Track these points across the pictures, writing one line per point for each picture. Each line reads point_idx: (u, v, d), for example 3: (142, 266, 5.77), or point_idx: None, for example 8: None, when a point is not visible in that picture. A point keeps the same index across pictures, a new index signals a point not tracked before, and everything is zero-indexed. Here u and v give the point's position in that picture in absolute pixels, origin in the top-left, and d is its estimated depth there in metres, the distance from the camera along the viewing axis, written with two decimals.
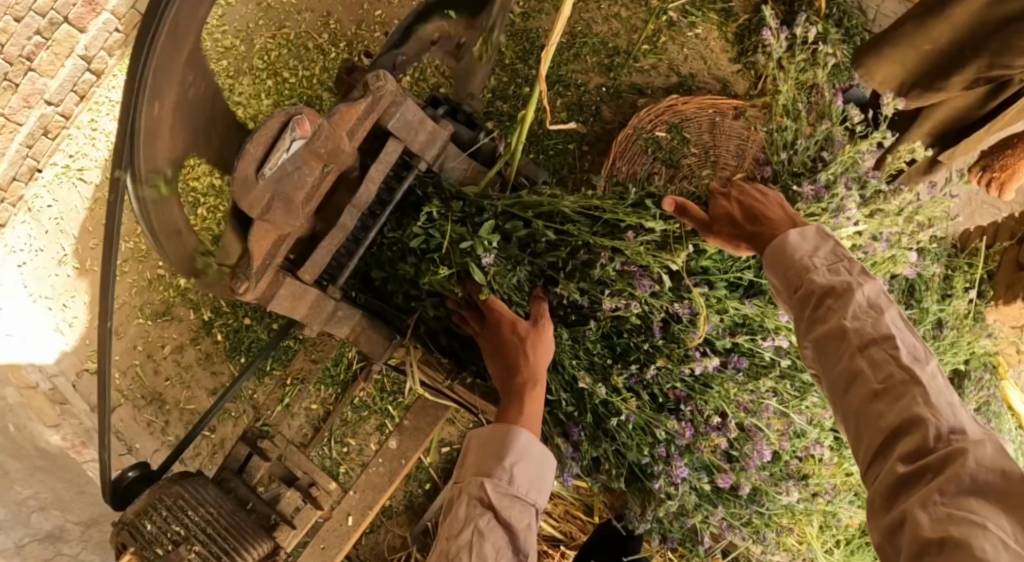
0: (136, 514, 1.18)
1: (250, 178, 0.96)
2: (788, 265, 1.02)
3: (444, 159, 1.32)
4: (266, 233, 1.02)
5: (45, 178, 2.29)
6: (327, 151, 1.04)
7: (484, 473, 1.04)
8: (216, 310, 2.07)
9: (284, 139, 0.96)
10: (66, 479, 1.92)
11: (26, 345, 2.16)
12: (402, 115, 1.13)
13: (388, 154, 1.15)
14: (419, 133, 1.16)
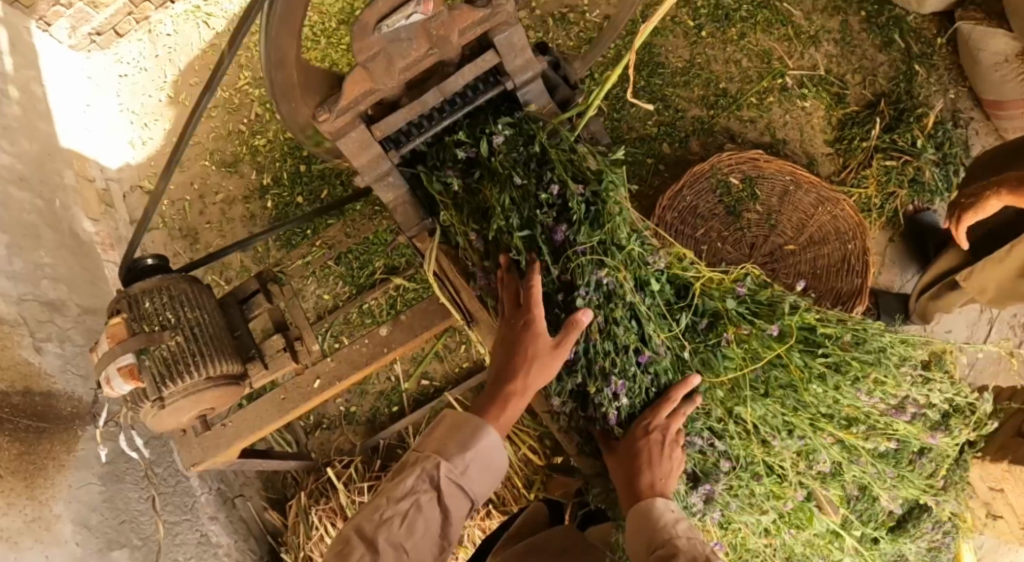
0: (142, 290, 1.32)
1: (368, 27, 1.06)
2: (646, 529, 1.07)
3: (526, 85, 1.24)
4: (358, 80, 1.11)
5: (176, 10, 2.38)
6: (438, 36, 1.11)
7: (442, 453, 1.01)
8: (274, 175, 2.15)
9: (406, 7, 1.05)
10: (84, 266, 2.04)
11: (100, 145, 2.33)
12: (511, 35, 1.17)
13: (483, 61, 1.18)
14: (517, 57, 1.19)
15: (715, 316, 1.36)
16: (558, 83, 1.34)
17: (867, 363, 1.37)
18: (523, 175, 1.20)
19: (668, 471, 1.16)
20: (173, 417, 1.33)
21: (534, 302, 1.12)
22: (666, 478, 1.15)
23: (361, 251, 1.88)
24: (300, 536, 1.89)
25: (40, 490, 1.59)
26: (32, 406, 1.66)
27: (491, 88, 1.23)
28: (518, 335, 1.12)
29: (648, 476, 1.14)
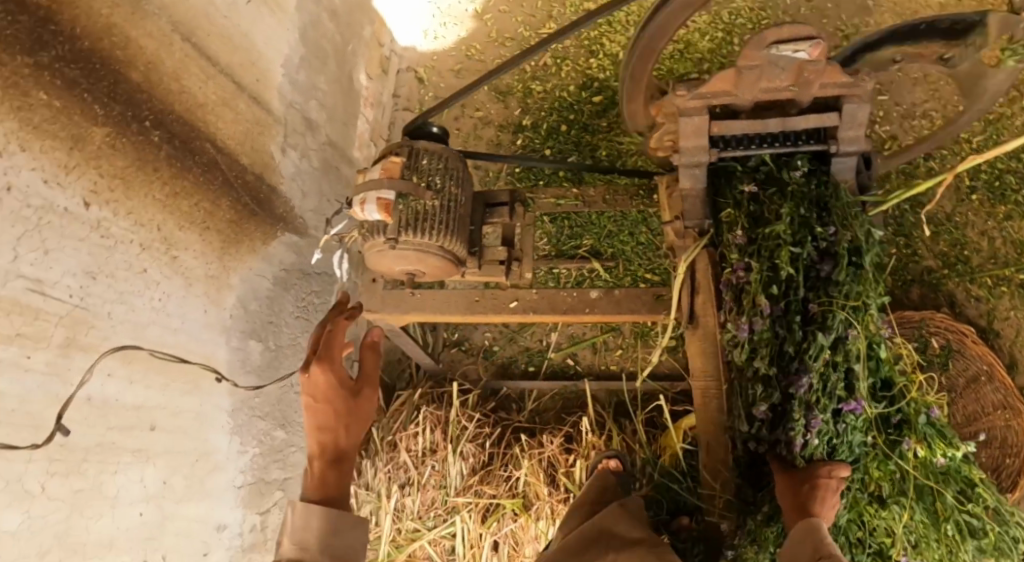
0: (424, 149, 1.46)
1: (765, 42, 1.16)
2: (808, 539, 1.07)
3: (844, 156, 1.30)
4: (722, 81, 1.22)
5: None
6: (808, 78, 1.19)
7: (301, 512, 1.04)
8: (534, 121, 2.22)
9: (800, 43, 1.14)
10: (343, 106, 2.23)
11: (400, 19, 2.49)
12: (858, 109, 1.24)
13: (824, 118, 1.26)
14: (853, 128, 1.26)
15: (905, 420, 1.36)
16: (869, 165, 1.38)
17: (1001, 543, 1.37)
18: (806, 207, 1.29)
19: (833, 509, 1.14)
20: (391, 261, 1.45)
21: (367, 381, 1.16)
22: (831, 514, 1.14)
23: (576, 223, 2.03)
24: (395, 424, 2.01)
25: (228, 259, 1.81)
26: (258, 189, 1.89)
27: (814, 144, 1.31)
28: (326, 418, 1.10)
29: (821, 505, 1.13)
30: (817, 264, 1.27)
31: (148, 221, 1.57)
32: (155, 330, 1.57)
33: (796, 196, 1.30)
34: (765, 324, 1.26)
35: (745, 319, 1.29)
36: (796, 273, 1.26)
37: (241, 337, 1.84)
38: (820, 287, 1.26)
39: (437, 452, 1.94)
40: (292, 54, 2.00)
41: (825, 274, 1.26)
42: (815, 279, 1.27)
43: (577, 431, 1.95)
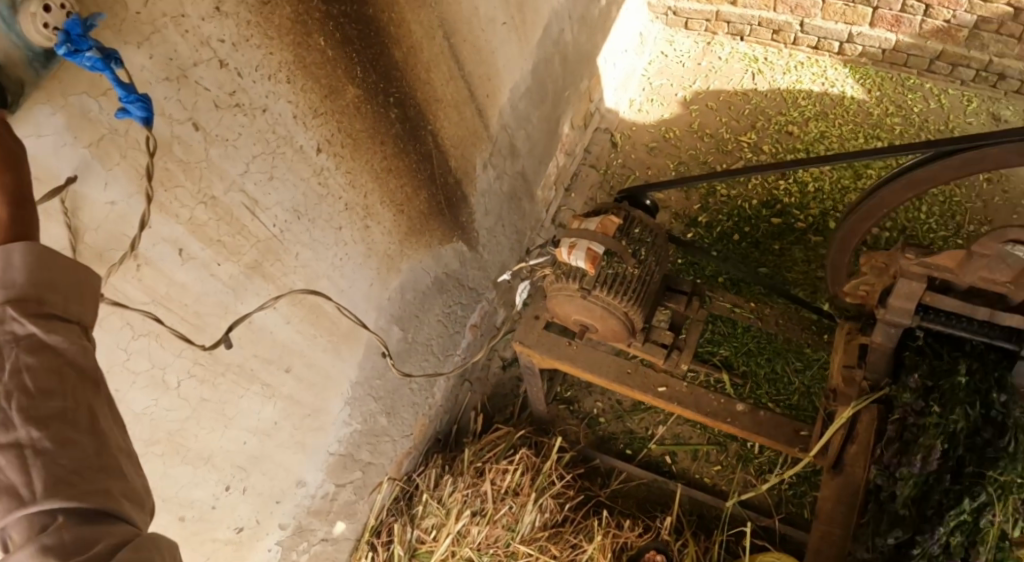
0: (638, 220, 1.53)
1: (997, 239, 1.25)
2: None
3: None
4: (952, 256, 1.30)
5: (737, 46, 2.72)
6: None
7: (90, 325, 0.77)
8: (709, 220, 2.23)
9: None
10: (541, 143, 2.34)
11: (613, 79, 2.63)
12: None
13: None
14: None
15: None
16: None
17: None
18: (994, 387, 1.29)
19: None
20: (573, 308, 1.51)
21: None
22: None
23: (717, 333, 2.04)
24: (487, 453, 2.03)
25: (408, 244, 1.93)
26: (453, 192, 2.02)
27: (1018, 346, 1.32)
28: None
29: None
30: (988, 440, 1.27)
31: (360, 186, 1.70)
32: (325, 284, 1.70)
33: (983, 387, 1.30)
34: (910, 473, 1.28)
35: (894, 454, 1.33)
36: (962, 439, 1.27)
37: (388, 318, 1.94)
38: (978, 461, 1.27)
39: (519, 494, 1.94)
40: (521, 82, 2.16)
41: (988, 457, 1.26)
42: (978, 454, 1.27)
43: (657, 525, 1.92)
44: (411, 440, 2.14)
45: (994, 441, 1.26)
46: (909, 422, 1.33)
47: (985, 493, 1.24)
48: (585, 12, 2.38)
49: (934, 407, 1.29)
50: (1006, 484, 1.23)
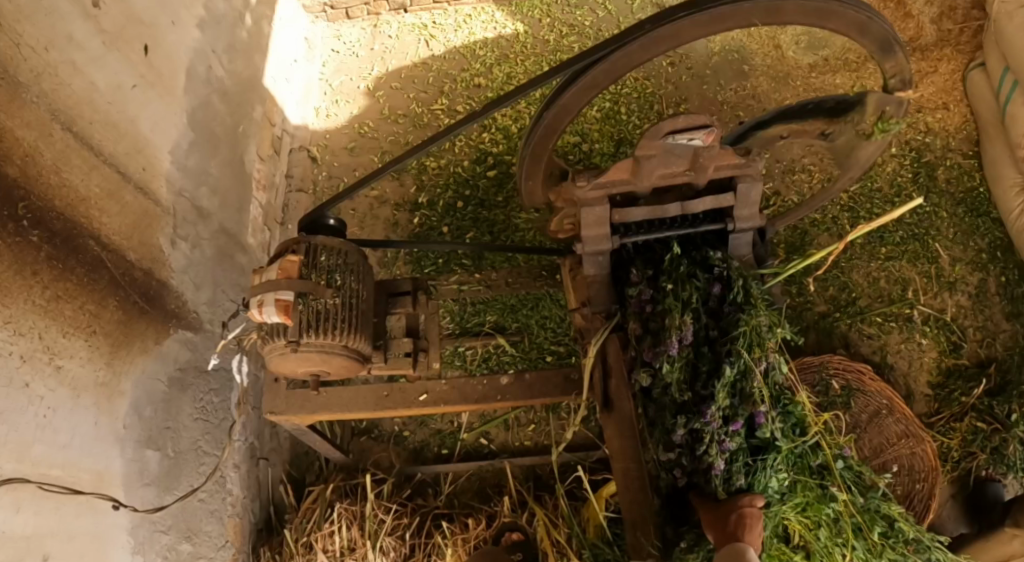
0: (323, 245, 1.42)
1: (660, 132, 1.05)
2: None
3: (740, 234, 1.21)
4: (622, 168, 1.09)
5: (404, 19, 2.67)
6: (700, 165, 1.10)
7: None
8: (430, 198, 2.26)
9: (695, 131, 1.05)
10: (235, 193, 2.16)
11: (290, 96, 2.52)
12: (750, 188, 1.16)
13: (721, 201, 1.16)
14: (747, 207, 1.17)
15: (823, 464, 1.34)
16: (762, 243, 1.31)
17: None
18: (700, 246, 1.23)
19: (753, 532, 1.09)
20: (295, 364, 1.38)
21: None
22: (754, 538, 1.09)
23: (479, 300, 2.06)
24: (308, 524, 1.86)
25: (118, 362, 1.69)
26: (147, 286, 1.79)
27: (713, 225, 1.19)
28: None
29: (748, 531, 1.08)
30: (722, 301, 1.19)
31: (30, 330, 1.44)
32: (41, 449, 1.44)
33: (693, 267, 1.20)
34: (665, 360, 1.14)
35: (647, 347, 1.17)
36: (698, 307, 1.18)
37: (137, 445, 1.71)
38: (717, 320, 1.19)
39: (356, 550, 1.80)
40: (180, 138, 1.94)
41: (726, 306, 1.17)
42: (715, 313, 1.20)
43: (498, 510, 1.87)
44: (231, 547, 1.92)
45: (726, 296, 1.19)
46: (641, 310, 1.20)
47: (741, 354, 1.14)
48: (227, 40, 2.20)
49: (664, 285, 1.17)
50: (750, 334, 1.15)
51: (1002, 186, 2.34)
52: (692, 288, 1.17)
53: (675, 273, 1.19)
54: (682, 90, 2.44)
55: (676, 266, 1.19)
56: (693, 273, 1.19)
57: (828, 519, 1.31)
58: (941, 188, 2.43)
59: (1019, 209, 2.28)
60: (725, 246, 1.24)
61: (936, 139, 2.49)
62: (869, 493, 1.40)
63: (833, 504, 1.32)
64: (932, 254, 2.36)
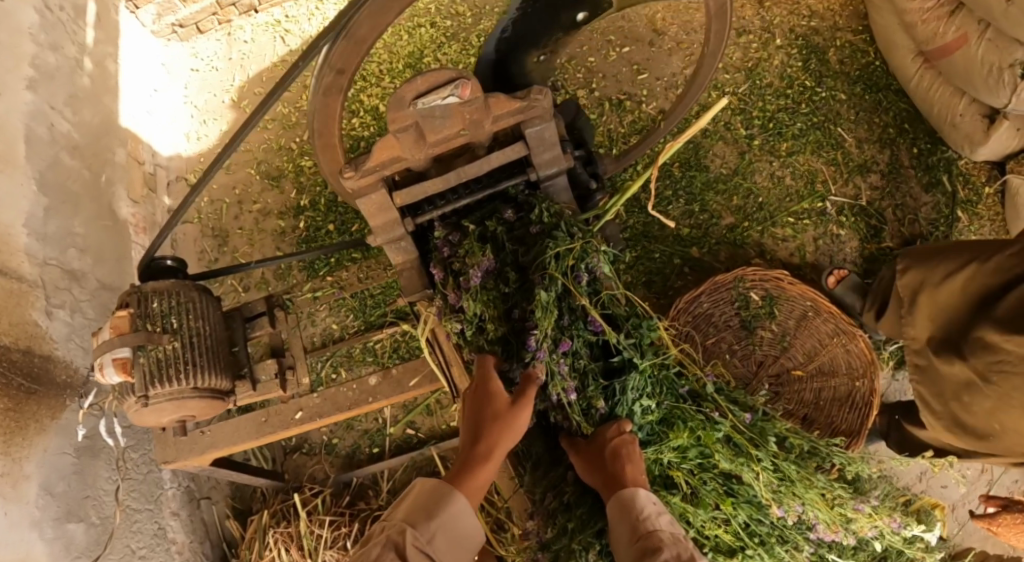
0: (153, 291, 1.33)
1: (406, 100, 1.01)
2: (627, 513, 0.98)
3: (550, 181, 1.14)
4: (386, 146, 1.05)
5: (257, 19, 2.59)
6: (472, 121, 1.05)
7: (410, 521, 0.93)
8: (311, 198, 2.27)
9: (444, 88, 1.00)
10: (113, 243, 2.10)
11: (157, 128, 2.47)
12: (542, 130, 1.08)
13: (510, 152, 1.09)
14: (546, 151, 1.10)
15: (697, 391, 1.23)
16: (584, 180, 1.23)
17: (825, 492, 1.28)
18: (505, 189, 1.14)
19: (638, 467, 1.04)
20: (155, 416, 1.33)
21: None
22: (643, 474, 1.04)
23: (377, 292, 2.07)
24: (251, 554, 1.88)
25: (15, 449, 1.57)
26: (29, 366, 1.67)
27: (513, 178, 1.13)
28: None
29: (632, 468, 1.03)
30: (531, 224, 1.09)
31: None
32: None
33: (494, 207, 1.14)
34: (474, 306, 1.06)
35: (455, 291, 1.09)
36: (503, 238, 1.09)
37: (56, 521, 1.61)
38: (527, 243, 1.08)
39: None
40: (34, 207, 1.81)
41: (537, 235, 1.07)
42: (525, 237, 1.09)
43: None
44: None
45: (528, 220, 1.10)
46: (447, 253, 1.11)
47: (554, 272, 1.02)
48: (67, 90, 2.04)
49: (468, 228, 1.10)
50: (562, 253, 1.04)
51: (895, 53, 2.23)
52: (491, 226, 1.09)
53: (479, 230, 1.10)
54: (547, 26, 2.37)
55: (475, 225, 1.11)
56: (499, 221, 1.10)
57: (721, 445, 1.17)
58: (835, 71, 2.33)
59: (918, 75, 2.17)
60: (537, 191, 1.15)
61: (822, 21, 2.36)
62: (754, 416, 1.30)
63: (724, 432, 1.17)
64: (837, 141, 2.28)
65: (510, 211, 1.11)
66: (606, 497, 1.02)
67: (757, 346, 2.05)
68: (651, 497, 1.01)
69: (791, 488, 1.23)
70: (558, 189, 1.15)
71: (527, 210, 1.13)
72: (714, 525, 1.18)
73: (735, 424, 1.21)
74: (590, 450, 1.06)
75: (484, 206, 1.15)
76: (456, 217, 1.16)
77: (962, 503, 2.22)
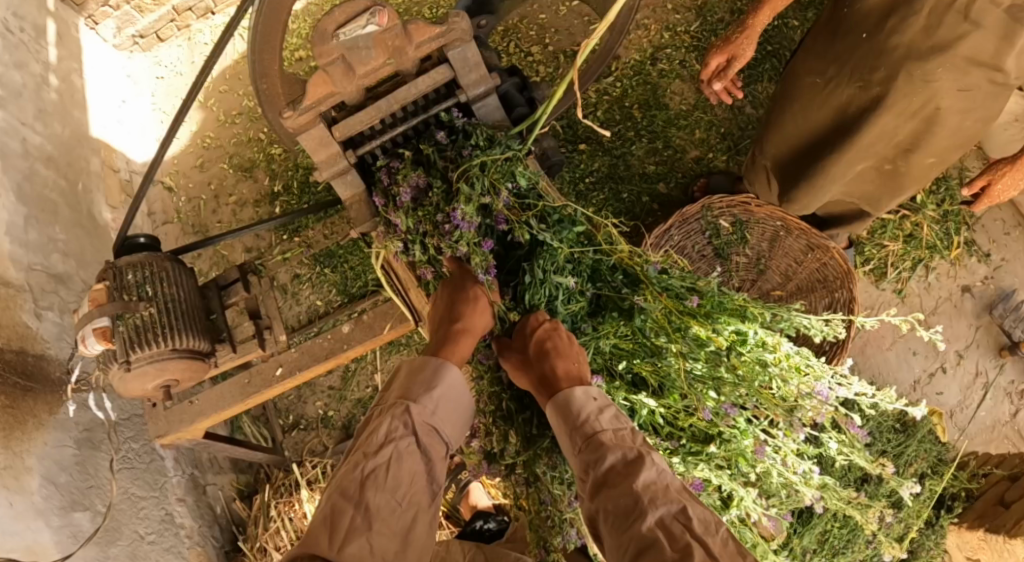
0: (127, 264, 1.36)
1: (329, 34, 1.04)
2: (565, 416, 1.03)
3: (481, 101, 1.17)
4: (318, 83, 1.07)
5: (215, 21, 2.65)
6: (394, 48, 1.07)
7: (409, 398, 1.07)
8: (284, 183, 2.35)
9: (361, 18, 1.04)
10: (95, 247, 2.14)
11: (129, 137, 2.53)
12: (464, 51, 1.12)
13: (438, 74, 1.13)
14: (472, 72, 1.14)
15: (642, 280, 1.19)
16: (515, 101, 1.28)
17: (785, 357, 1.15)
18: (434, 114, 1.17)
19: (571, 361, 1.08)
20: (138, 383, 1.35)
21: None
22: (579, 366, 1.09)
23: (355, 264, 2.13)
24: (259, 527, 1.94)
25: (15, 443, 1.58)
26: (23, 364, 1.68)
27: (445, 102, 1.17)
28: None
29: (563, 365, 1.07)
30: (463, 146, 1.11)
31: None
32: None
33: (428, 133, 1.17)
34: (409, 220, 1.11)
35: (395, 213, 1.13)
36: (435, 158, 1.12)
37: (63, 511, 1.62)
38: (459, 161, 1.11)
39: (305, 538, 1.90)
40: (14, 216, 1.82)
41: (468, 151, 1.11)
42: (457, 157, 1.11)
43: None
44: None
45: (455, 139, 1.13)
46: (386, 181, 1.15)
47: (476, 178, 1.05)
48: (35, 106, 2.08)
49: (404, 153, 1.15)
50: (488, 164, 1.07)
51: None
52: (421, 147, 1.13)
53: (410, 157, 1.14)
54: None
55: (409, 153, 1.15)
56: (433, 144, 1.14)
57: (668, 337, 1.14)
58: None
59: None
60: (472, 115, 1.19)
61: None
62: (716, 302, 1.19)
63: (662, 317, 1.14)
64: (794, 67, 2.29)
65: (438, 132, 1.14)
66: (545, 403, 1.06)
67: (732, 269, 2.09)
68: (587, 388, 1.06)
69: (740, 361, 1.14)
70: (487, 110, 1.18)
71: (458, 130, 1.16)
72: (675, 414, 1.16)
73: (682, 311, 1.15)
74: (522, 350, 1.11)
75: (418, 136, 1.19)
76: (395, 148, 1.21)
77: (961, 408, 2.18)
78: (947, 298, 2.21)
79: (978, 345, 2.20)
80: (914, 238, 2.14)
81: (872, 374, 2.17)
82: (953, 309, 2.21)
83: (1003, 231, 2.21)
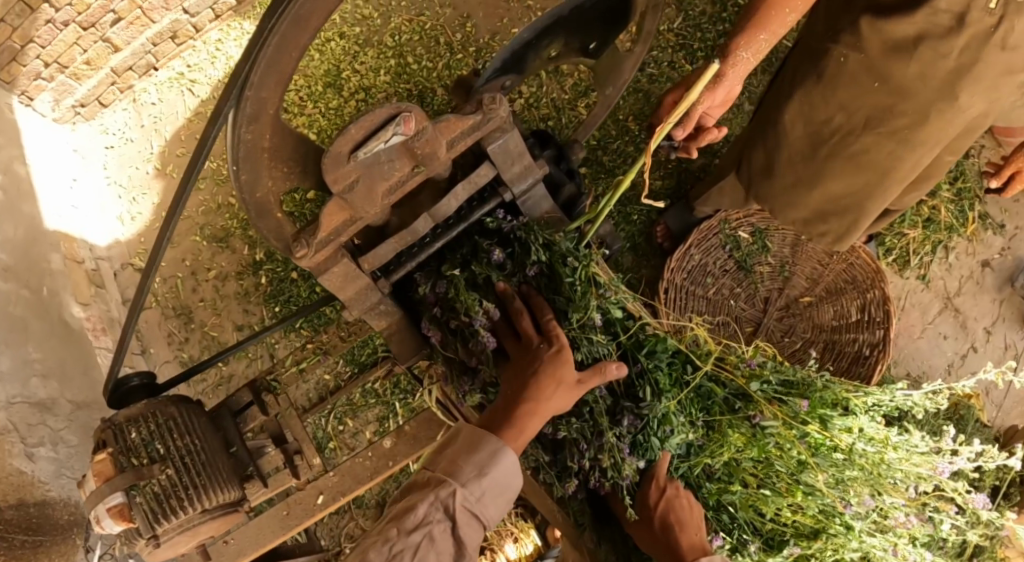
0: (127, 420, 1.21)
1: (343, 155, 0.86)
2: None
3: (526, 194, 1.07)
4: (336, 211, 0.92)
5: (158, 77, 2.42)
6: (422, 155, 0.91)
7: (457, 478, 0.89)
8: (268, 251, 2.18)
9: (384, 130, 0.84)
10: (75, 356, 1.96)
11: (86, 220, 2.31)
12: (505, 141, 0.99)
13: (478, 176, 1.01)
14: (515, 164, 1.01)
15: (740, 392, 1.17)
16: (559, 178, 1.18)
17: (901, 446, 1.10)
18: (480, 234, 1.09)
19: (695, 530, 1.05)
20: (170, 551, 1.23)
21: None
22: (698, 532, 1.06)
23: None
24: None
25: None
26: (25, 519, 1.59)
27: (486, 203, 1.05)
28: None
29: (688, 535, 1.03)
30: (527, 263, 1.05)
31: None
32: None
33: (472, 245, 1.08)
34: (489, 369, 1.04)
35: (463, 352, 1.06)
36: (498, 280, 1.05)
37: None
38: (527, 282, 1.06)
39: None
40: None
41: (532, 273, 1.06)
42: (523, 277, 1.06)
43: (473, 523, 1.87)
44: None
45: (515, 256, 1.06)
46: (439, 313, 1.07)
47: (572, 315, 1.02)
48: None
49: (451, 274, 1.05)
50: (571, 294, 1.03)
51: None
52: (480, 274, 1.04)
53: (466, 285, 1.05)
54: (460, 5, 2.26)
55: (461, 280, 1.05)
56: (489, 267, 1.05)
57: (775, 440, 1.12)
58: None
59: None
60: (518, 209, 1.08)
61: None
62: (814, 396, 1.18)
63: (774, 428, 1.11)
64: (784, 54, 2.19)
65: (490, 252, 1.05)
66: None
67: (757, 281, 2.00)
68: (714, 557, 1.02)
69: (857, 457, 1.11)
70: (534, 211, 1.08)
71: (510, 243, 1.08)
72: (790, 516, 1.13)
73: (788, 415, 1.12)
74: (645, 519, 1.06)
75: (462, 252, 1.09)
76: (431, 264, 1.11)
77: (995, 385, 2.16)
78: (968, 276, 2.17)
79: (1005, 320, 2.17)
80: (932, 222, 2.09)
81: (905, 365, 2.14)
82: (976, 286, 2.17)
83: (1015, 199, 2.17)
